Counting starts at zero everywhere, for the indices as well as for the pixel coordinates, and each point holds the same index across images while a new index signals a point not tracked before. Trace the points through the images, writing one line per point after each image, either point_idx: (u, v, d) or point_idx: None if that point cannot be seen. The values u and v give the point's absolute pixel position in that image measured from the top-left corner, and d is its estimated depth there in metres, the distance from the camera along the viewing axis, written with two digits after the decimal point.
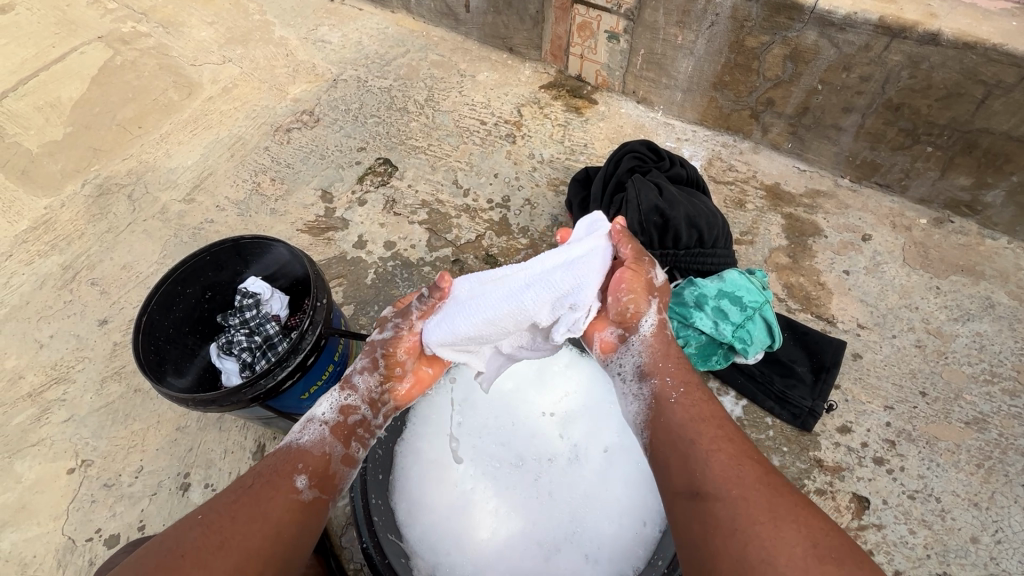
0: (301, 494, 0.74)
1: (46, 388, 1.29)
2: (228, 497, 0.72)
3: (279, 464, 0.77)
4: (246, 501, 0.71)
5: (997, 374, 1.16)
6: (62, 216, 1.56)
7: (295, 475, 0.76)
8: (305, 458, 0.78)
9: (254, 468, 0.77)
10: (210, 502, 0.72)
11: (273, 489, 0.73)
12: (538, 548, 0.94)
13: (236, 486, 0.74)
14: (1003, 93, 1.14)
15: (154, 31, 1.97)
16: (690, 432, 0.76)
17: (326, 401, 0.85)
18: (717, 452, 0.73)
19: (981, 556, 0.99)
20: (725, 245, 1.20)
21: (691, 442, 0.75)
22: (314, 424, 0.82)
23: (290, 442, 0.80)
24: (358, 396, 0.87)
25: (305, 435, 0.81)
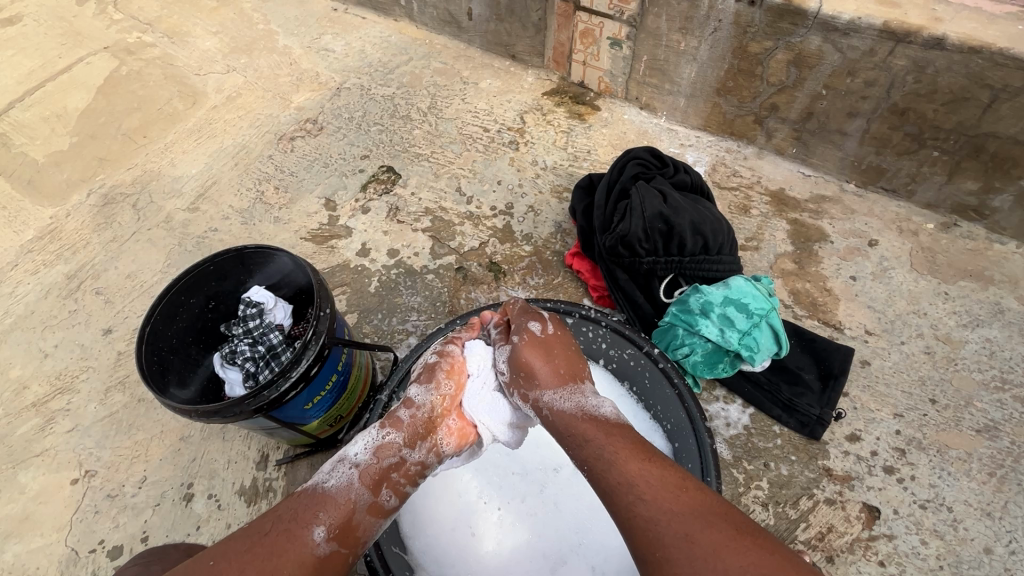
0: (316, 548, 0.72)
1: (50, 398, 1.29)
2: (242, 543, 0.70)
3: (301, 510, 0.74)
4: (258, 554, 0.69)
5: (1008, 380, 1.14)
6: (67, 226, 1.57)
7: (313, 527, 0.73)
8: (327, 506, 0.76)
9: (273, 510, 0.75)
10: (225, 544, 0.70)
11: (288, 542, 0.71)
12: (543, 560, 0.93)
13: (255, 529, 0.72)
14: (1009, 97, 1.13)
15: (160, 41, 1.98)
16: (609, 464, 0.74)
17: (360, 440, 0.83)
18: (663, 488, 0.70)
19: (995, 566, 0.97)
20: (730, 252, 1.19)
21: (626, 482, 0.71)
22: (344, 465, 0.80)
23: (316, 485, 0.79)
24: (398, 435, 0.85)
25: (331, 478, 0.79)
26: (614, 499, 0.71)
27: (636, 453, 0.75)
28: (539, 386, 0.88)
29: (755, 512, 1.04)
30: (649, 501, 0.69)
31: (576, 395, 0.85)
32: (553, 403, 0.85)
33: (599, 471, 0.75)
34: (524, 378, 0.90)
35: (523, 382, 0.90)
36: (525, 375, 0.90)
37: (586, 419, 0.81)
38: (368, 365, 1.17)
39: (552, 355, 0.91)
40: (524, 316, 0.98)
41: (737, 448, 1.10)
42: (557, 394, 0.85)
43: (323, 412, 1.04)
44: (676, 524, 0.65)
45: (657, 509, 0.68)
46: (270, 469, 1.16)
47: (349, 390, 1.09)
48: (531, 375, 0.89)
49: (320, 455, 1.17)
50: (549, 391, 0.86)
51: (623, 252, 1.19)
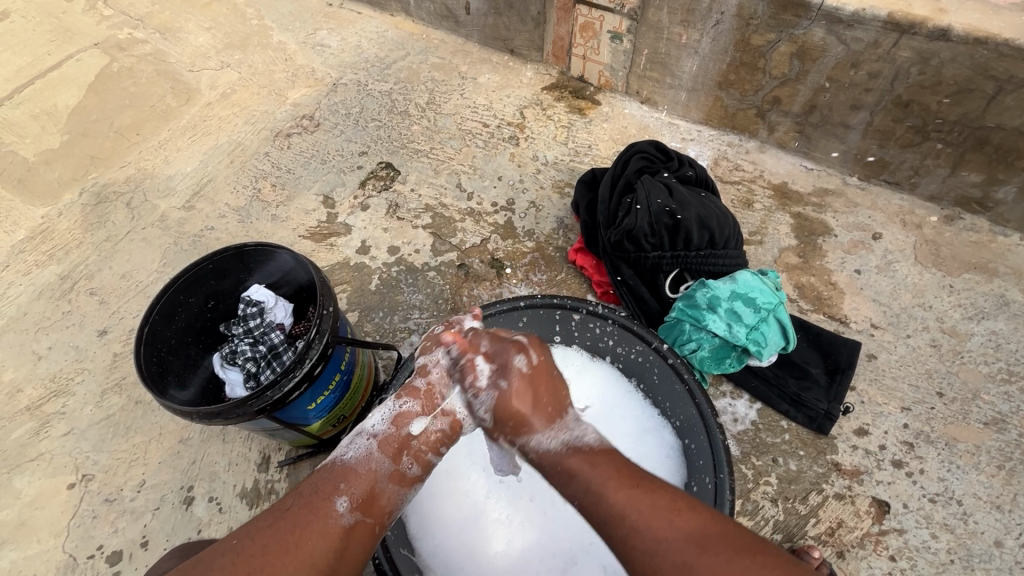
0: (341, 519, 0.70)
1: (45, 401, 1.27)
2: (265, 520, 0.69)
3: (321, 484, 0.73)
4: (280, 529, 0.68)
5: (1014, 373, 1.14)
6: (59, 225, 1.54)
7: (335, 498, 0.71)
8: (348, 477, 0.74)
9: (296, 488, 0.74)
10: (248, 524, 0.69)
11: (310, 515, 0.69)
12: (555, 560, 0.92)
13: (277, 507, 0.71)
14: (1015, 88, 1.13)
15: (151, 37, 1.95)
16: (597, 496, 0.70)
17: (377, 411, 0.81)
18: (655, 516, 0.67)
19: (1005, 560, 0.97)
20: (736, 246, 1.18)
21: (616, 514, 0.68)
22: (362, 437, 0.79)
23: (337, 458, 0.77)
24: (414, 403, 0.81)
25: (351, 450, 0.77)
26: (607, 531, 0.69)
27: (623, 479, 0.71)
28: (528, 432, 0.78)
29: (765, 508, 1.03)
30: (643, 532, 0.66)
31: (562, 433, 0.77)
32: (541, 447, 0.77)
33: (589, 504, 0.70)
34: (512, 426, 0.78)
35: (512, 430, 0.78)
36: (513, 422, 0.78)
37: (573, 455, 0.75)
38: (371, 364, 1.15)
39: (539, 395, 0.79)
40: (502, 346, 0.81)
41: (745, 443, 1.09)
42: (544, 435, 0.77)
43: (326, 413, 1.02)
44: (674, 555, 0.64)
45: (656, 539, 0.65)
46: (272, 471, 1.14)
47: (352, 390, 1.07)
48: (521, 422, 0.78)
49: (323, 455, 1.15)
50: (538, 434, 0.77)
51: (628, 247, 1.18)
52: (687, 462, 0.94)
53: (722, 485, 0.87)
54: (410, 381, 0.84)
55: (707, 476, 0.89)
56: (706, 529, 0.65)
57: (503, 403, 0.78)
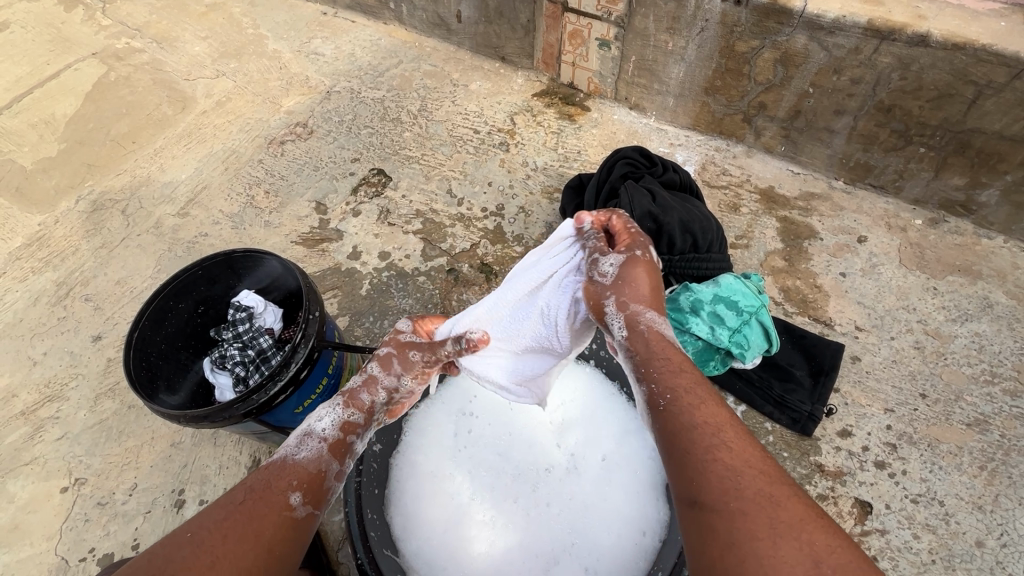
0: (295, 511, 0.71)
1: (40, 406, 1.28)
2: (217, 512, 0.68)
3: (273, 478, 0.73)
4: (237, 520, 0.67)
5: (997, 374, 1.15)
6: (56, 233, 1.56)
7: (289, 492, 0.72)
8: (300, 474, 0.75)
9: (244, 483, 0.73)
10: (198, 518, 0.67)
11: (265, 508, 0.69)
12: (536, 560, 0.92)
13: (226, 500, 0.70)
14: (993, 93, 1.14)
15: (148, 47, 1.97)
16: (695, 410, 0.70)
17: (326, 415, 0.82)
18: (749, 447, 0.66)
19: (986, 560, 0.98)
20: (720, 250, 1.19)
21: (711, 427, 0.68)
22: (312, 439, 0.79)
23: (284, 456, 0.77)
24: (359, 416, 0.84)
25: (302, 450, 0.77)
26: (692, 438, 0.67)
27: (737, 424, 0.70)
28: (641, 303, 0.84)
29: None
30: (726, 457, 0.64)
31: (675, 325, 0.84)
32: (654, 323, 0.82)
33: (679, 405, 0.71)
34: (630, 290, 0.86)
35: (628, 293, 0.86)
36: (632, 287, 0.86)
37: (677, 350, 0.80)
38: (360, 368, 1.17)
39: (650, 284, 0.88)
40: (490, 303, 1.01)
41: None
42: (659, 316, 0.83)
43: None
44: (759, 481, 0.62)
45: (745, 464, 0.63)
46: None
47: None
48: (629, 293, 0.86)
49: None
50: (651, 312, 0.84)
51: None
52: None
53: None
54: (356, 394, 0.85)
55: None
56: (791, 483, 0.63)
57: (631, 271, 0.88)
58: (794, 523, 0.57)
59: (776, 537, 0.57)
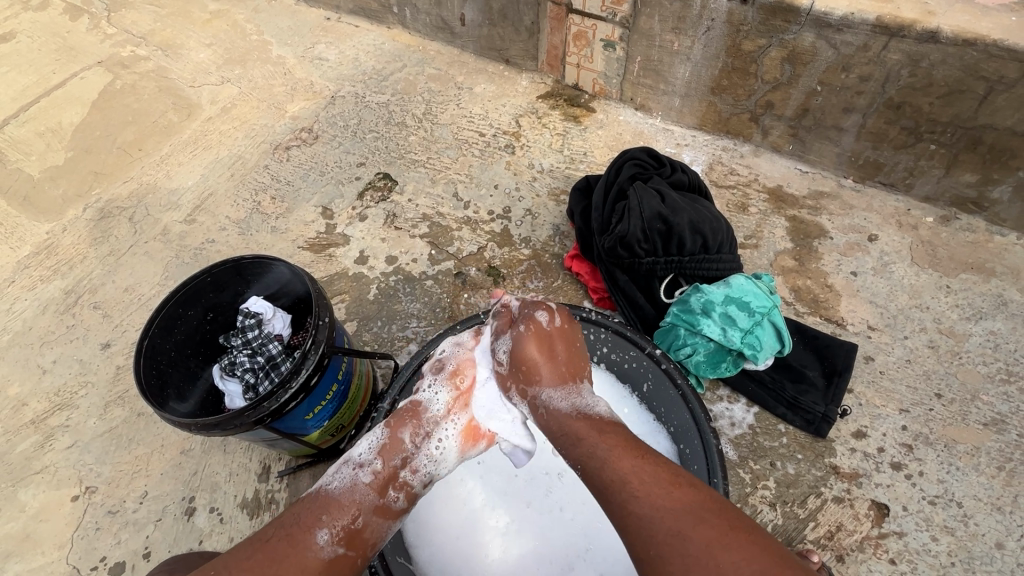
0: (321, 551, 0.71)
1: (50, 414, 1.28)
2: (243, 552, 0.69)
3: (303, 515, 0.73)
4: (262, 559, 0.68)
5: (1013, 373, 1.14)
6: (64, 241, 1.56)
7: (317, 530, 0.72)
8: (331, 508, 0.75)
9: (277, 519, 0.74)
10: (225, 556, 0.68)
11: (292, 546, 0.70)
12: (551, 565, 0.92)
13: (256, 537, 0.71)
14: (1005, 88, 1.13)
15: (154, 54, 1.98)
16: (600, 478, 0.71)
17: (365, 441, 0.83)
18: (654, 484, 0.67)
19: (1007, 562, 0.96)
20: (730, 250, 1.18)
21: (617, 479, 0.69)
22: (348, 466, 0.80)
23: (321, 489, 0.78)
24: (401, 440, 0.83)
25: (336, 480, 0.79)
26: (608, 496, 0.69)
27: (628, 448, 0.73)
28: (539, 383, 0.85)
29: (763, 512, 1.03)
30: (642, 499, 0.66)
31: (573, 396, 0.83)
32: (551, 402, 0.83)
33: (592, 470, 0.72)
34: (524, 373, 0.87)
35: (523, 377, 0.87)
36: (526, 369, 0.87)
37: (581, 419, 0.79)
38: (369, 374, 1.16)
39: (554, 352, 0.88)
40: (530, 305, 0.93)
41: (743, 448, 1.09)
42: (555, 392, 0.84)
43: (324, 422, 1.03)
44: (668, 517, 0.63)
45: (650, 506, 0.65)
46: (272, 481, 1.15)
47: (350, 399, 1.08)
48: (532, 369, 0.86)
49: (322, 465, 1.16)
50: (548, 388, 0.85)
51: (622, 253, 1.19)
52: (683, 467, 0.94)
53: (716, 490, 0.87)
54: (398, 420, 0.85)
55: (701, 480, 0.89)
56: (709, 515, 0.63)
57: (519, 348, 0.88)
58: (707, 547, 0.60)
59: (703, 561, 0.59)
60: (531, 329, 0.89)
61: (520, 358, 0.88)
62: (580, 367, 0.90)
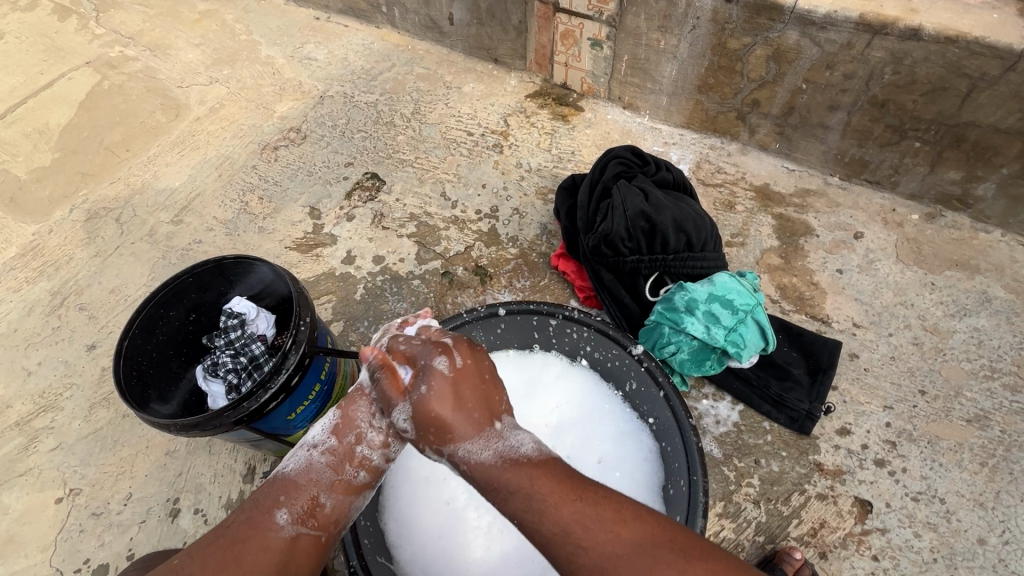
0: (280, 532, 0.72)
1: (35, 416, 1.28)
2: (210, 539, 0.72)
3: (262, 499, 0.75)
4: (222, 546, 0.71)
5: (996, 369, 1.14)
6: (50, 242, 1.55)
7: (274, 513, 0.73)
8: (288, 491, 0.75)
9: (242, 502, 0.76)
10: (194, 542, 0.72)
11: (252, 530, 0.72)
12: (533, 565, 0.92)
13: (221, 524, 0.74)
14: (987, 85, 1.13)
15: (142, 55, 1.97)
16: (539, 515, 0.68)
17: (318, 423, 0.82)
18: (599, 530, 0.65)
19: (989, 558, 0.97)
20: (714, 248, 1.18)
21: (559, 532, 0.66)
22: (303, 449, 0.80)
23: (280, 470, 0.79)
24: (351, 421, 0.80)
25: (292, 462, 0.78)
26: (553, 546, 0.67)
27: (566, 491, 0.69)
28: (455, 439, 0.75)
29: (747, 510, 1.03)
30: (591, 549, 0.64)
31: (493, 442, 0.75)
32: (471, 455, 0.74)
33: (530, 521, 0.68)
34: (435, 434, 0.75)
35: (434, 436, 0.76)
36: (437, 427, 0.75)
37: (506, 466, 0.72)
38: (354, 373, 1.16)
39: (463, 398, 0.77)
40: (429, 346, 0.80)
41: (727, 445, 1.09)
42: (473, 444, 0.74)
43: (307, 422, 1.03)
44: (626, 569, 0.62)
45: (601, 557, 0.63)
46: (257, 481, 1.14)
47: (334, 399, 1.07)
48: (444, 427, 0.75)
49: None
50: (465, 443, 0.75)
51: (606, 251, 1.19)
52: (665, 466, 0.95)
53: (696, 487, 0.87)
54: (348, 401, 0.82)
55: (681, 478, 0.89)
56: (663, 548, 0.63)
57: (422, 410, 0.76)
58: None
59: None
60: (432, 389, 0.76)
61: (427, 413, 0.76)
62: (494, 403, 0.80)
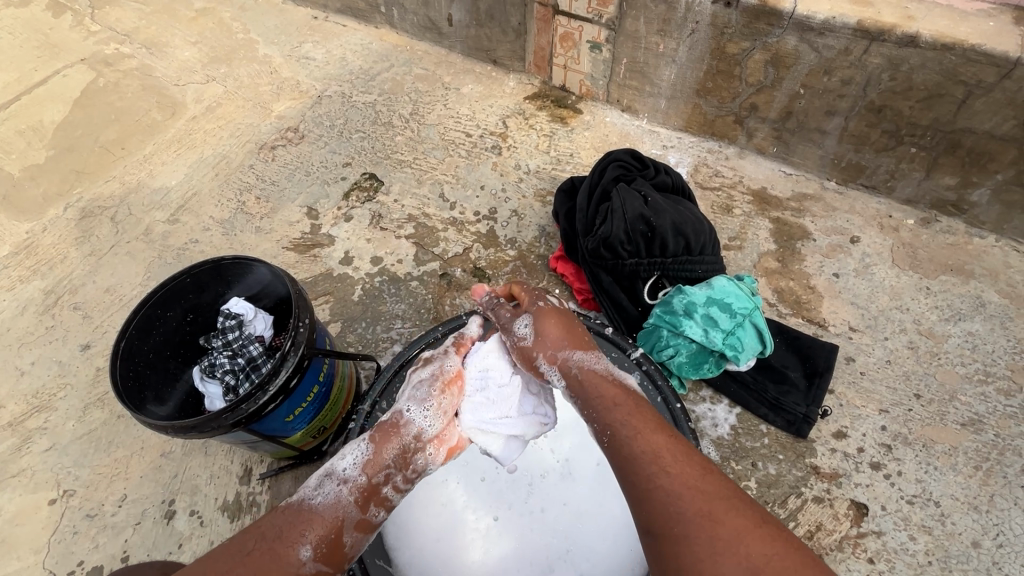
0: (303, 567, 0.71)
1: (27, 417, 1.26)
2: (224, 563, 0.69)
3: (285, 530, 0.73)
4: (242, 573, 0.68)
5: (990, 373, 1.15)
6: (44, 241, 1.54)
7: (299, 546, 0.72)
8: (314, 524, 0.75)
9: (259, 527, 0.74)
10: (204, 566, 0.69)
11: (273, 561, 0.70)
12: (532, 567, 0.92)
13: (237, 549, 0.71)
14: (983, 92, 1.15)
15: (138, 52, 1.96)
16: (636, 434, 0.74)
17: (350, 454, 0.82)
18: (687, 464, 0.69)
19: (983, 561, 0.98)
20: (713, 252, 1.19)
21: (649, 451, 0.71)
22: (332, 481, 0.79)
23: (304, 499, 0.77)
24: (384, 460, 0.82)
25: (319, 494, 0.78)
26: (635, 465, 0.71)
27: (658, 426, 0.76)
28: (568, 347, 0.88)
29: None
30: (675, 476, 0.68)
31: (600, 360, 0.87)
32: (583, 365, 0.86)
33: (625, 437, 0.74)
34: (551, 340, 0.90)
35: (552, 342, 0.89)
36: (552, 336, 0.90)
37: (614, 385, 0.82)
38: (352, 375, 1.16)
39: (575, 325, 0.93)
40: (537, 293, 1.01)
41: (724, 448, 1.09)
42: (586, 355, 0.87)
43: (306, 424, 1.03)
44: (700, 500, 0.64)
45: (682, 484, 0.66)
46: (254, 483, 1.14)
47: (332, 401, 1.07)
48: (559, 337, 0.90)
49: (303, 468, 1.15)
50: (578, 351, 0.88)
51: (605, 255, 1.19)
52: None
53: None
54: (385, 432, 0.85)
55: None
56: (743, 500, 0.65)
57: (542, 321, 0.93)
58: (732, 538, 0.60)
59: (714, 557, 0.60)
60: (549, 306, 0.95)
61: (544, 328, 0.92)
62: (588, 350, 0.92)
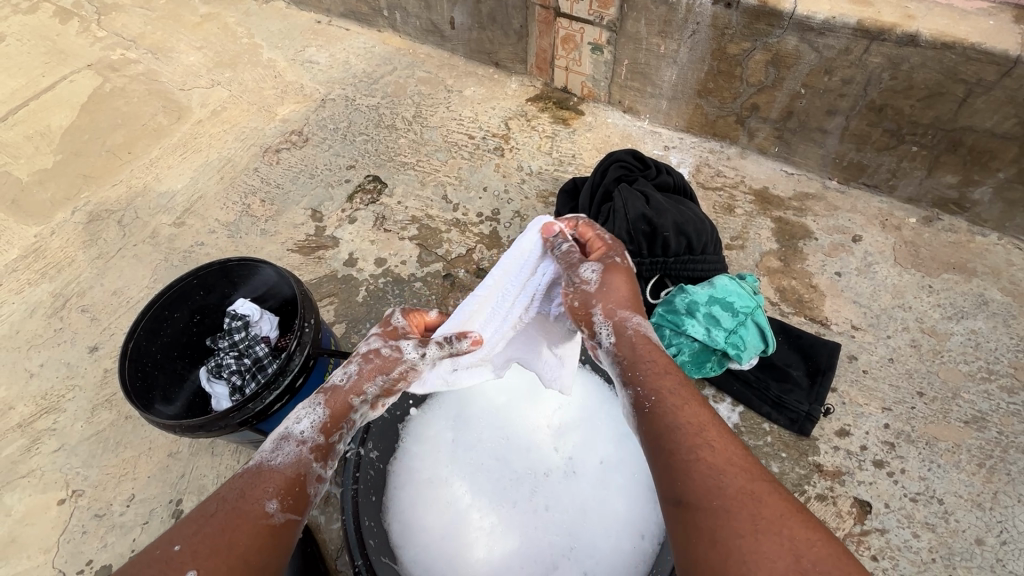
0: (275, 519, 0.69)
1: (37, 418, 1.28)
2: (190, 529, 0.66)
3: (247, 488, 0.71)
4: (214, 533, 0.65)
5: (993, 371, 1.15)
6: (52, 244, 1.56)
7: (265, 501, 0.70)
8: (277, 480, 0.73)
9: (217, 493, 0.71)
10: (171, 533, 0.65)
11: (242, 518, 0.67)
12: (536, 566, 0.93)
13: (200, 514, 0.68)
14: (984, 91, 1.15)
15: (143, 57, 1.98)
16: (675, 408, 0.73)
17: (300, 415, 0.79)
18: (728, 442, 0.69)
19: (987, 558, 0.98)
20: (715, 251, 1.19)
21: (691, 427, 0.70)
22: (287, 442, 0.77)
23: (258, 463, 0.75)
24: (336, 417, 0.81)
25: (277, 455, 0.76)
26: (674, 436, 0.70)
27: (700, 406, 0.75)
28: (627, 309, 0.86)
29: None
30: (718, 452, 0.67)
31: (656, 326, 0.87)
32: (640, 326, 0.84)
33: (663, 409, 0.73)
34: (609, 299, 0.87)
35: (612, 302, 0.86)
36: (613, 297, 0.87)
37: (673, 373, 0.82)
38: None
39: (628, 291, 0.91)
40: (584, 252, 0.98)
41: None
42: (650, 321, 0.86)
43: None
44: (741, 479, 0.64)
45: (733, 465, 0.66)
46: None
47: None
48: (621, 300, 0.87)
49: None
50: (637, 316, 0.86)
51: None
52: None
53: None
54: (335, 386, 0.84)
55: None
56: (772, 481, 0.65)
57: (612, 277, 0.89)
58: (775, 520, 0.60)
59: (757, 534, 0.59)
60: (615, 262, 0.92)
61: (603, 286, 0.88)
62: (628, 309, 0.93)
